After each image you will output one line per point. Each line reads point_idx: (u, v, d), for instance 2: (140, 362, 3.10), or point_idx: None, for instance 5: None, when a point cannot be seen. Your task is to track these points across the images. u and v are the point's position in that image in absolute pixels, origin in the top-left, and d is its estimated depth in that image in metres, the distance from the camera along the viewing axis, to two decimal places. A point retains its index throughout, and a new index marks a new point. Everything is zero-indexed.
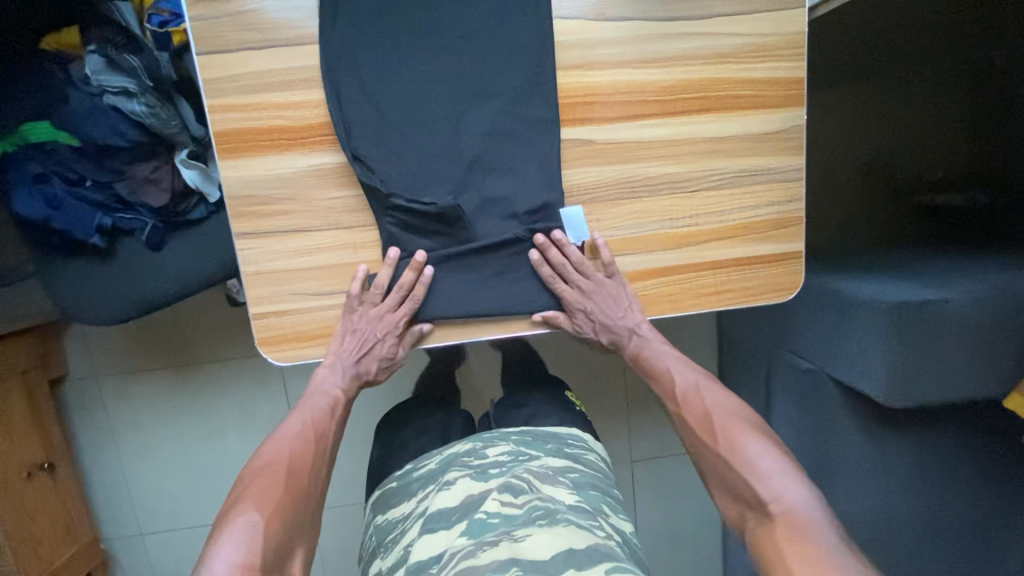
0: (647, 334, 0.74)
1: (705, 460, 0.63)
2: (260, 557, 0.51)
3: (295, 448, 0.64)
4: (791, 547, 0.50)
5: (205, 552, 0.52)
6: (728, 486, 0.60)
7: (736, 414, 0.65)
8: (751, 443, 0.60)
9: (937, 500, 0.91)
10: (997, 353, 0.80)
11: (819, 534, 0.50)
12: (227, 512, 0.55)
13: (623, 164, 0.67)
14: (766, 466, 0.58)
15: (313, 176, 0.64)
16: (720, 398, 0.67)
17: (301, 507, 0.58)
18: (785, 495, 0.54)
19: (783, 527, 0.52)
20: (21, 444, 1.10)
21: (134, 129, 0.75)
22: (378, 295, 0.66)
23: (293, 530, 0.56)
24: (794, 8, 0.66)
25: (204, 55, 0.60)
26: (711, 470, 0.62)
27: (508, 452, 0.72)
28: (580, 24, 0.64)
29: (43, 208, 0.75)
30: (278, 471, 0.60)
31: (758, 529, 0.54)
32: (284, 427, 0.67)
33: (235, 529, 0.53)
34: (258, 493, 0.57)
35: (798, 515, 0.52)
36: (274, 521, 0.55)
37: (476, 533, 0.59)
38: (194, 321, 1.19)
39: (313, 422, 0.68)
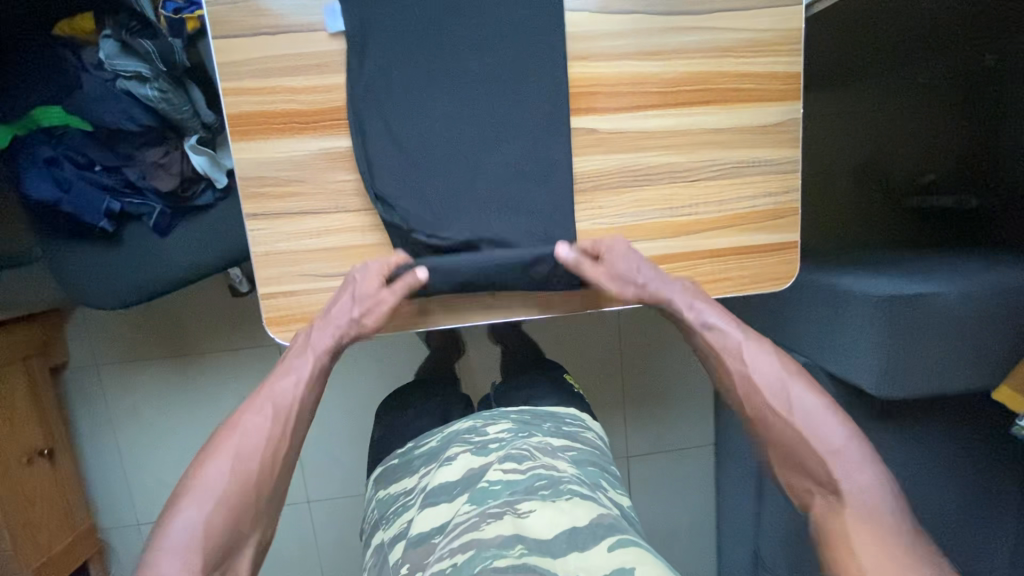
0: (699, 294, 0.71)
1: (772, 431, 0.61)
2: (201, 564, 0.50)
3: (263, 432, 0.59)
4: (865, 533, 0.50)
5: (148, 550, 0.51)
6: (796, 463, 0.58)
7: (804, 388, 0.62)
8: (827, 421, 0.59)
9: (927, 491, 0.93)
10: (986, 344, 0.82)
11: (890, 521, 0.51)
12: (176, 499, 0.54)
13: (625, 153, 0.69)
14: (838, 447, 0.56)
15: (323, 159, 0.65)
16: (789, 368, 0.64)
17: (254, 506, 0.56)
18: (861, 478, 0.54)
19: (858, 510, 0.52)
20: (22, 430, 1.10)
21: (145, 113, 0.77)
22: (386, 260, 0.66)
23: (240, 529, 0.54)
24: (791, 5, 0.69)
25: (218, 39, 0.62)
26: (779, 443, 0.60)
27: (508, 429, 0.73)
28: (585, 16, 0.66)
29: (53, 190, 0.77)
30: (233, 461, 0.56)
31: (828, 509, 0.54)
32: (257, 398, 0.62)
33: (176, 530, 0.51)
34: (210, 488, 0.54)
35: (873, 500, 0.53)
36: (219, 522, 0.53)
37: (479, 500, 0.60)
38: (196, 309, 1.20)
39: (281, 402, 0.62)
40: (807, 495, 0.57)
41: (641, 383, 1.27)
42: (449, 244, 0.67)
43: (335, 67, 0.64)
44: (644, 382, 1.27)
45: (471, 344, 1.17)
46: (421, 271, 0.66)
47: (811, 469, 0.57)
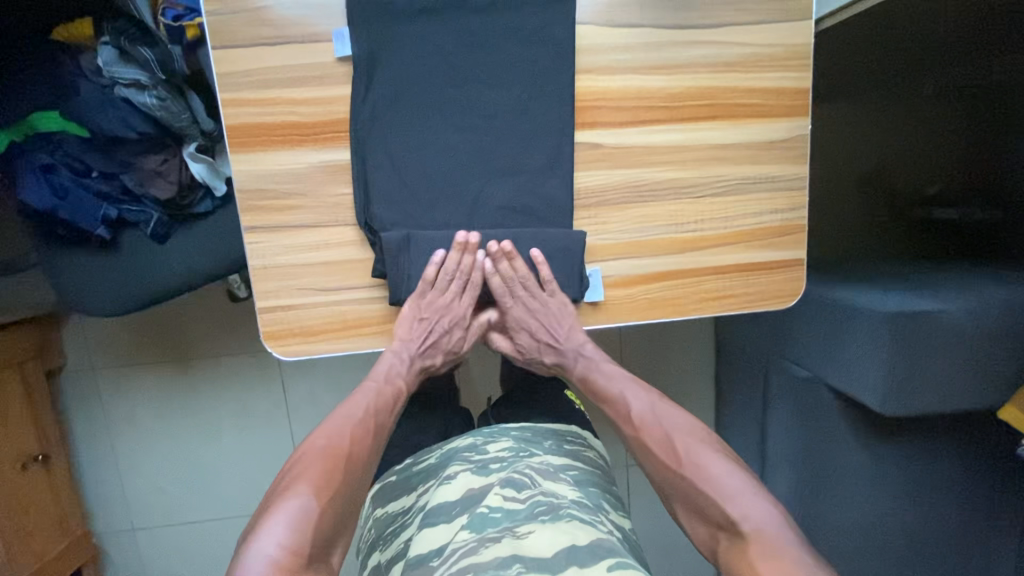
0: (598, 359, 0.79)
1: (668, 482, 0.64)
2: (309, 539, 0.52)
3: (355, 435, 0.64)
4: (767, 560, 0.52)
5: (256, 528, 0.52)
6: (697, 508, 0.60)
7: (695, 434, 0.66)
8: (714, 463, 0.62)
9: (931, 509, 0.92)
10: (993, 363, 0.81)
11: (788, 547, 0.53)
12: (284, 485, 0.57)
13: (630, 168, 0.68)
14: (731, 483, 0.59)
15: (324, 172, 0.64)
16: (675, 419, 0.69)
17: (353, 498, 0.59)
18: (754, 511, 0.56)
19: (758, 545, 0.53)
20: (17, 434, 1.09)
21: (144, 121, 0.76)
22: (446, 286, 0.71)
23: (340, 519, 0.56)
24: (801, 20, 0.67)
25: (218, 49, 0.61)
26: (679, 491, 0.62)
27: (509, 448, 0.71)
28: (590, 29, 0.65)
29: (51, 197, 0.76)
30: (338, 455, 0.61)
31: (732, 548, 0.55)
32: (348, 411, 0.67)
33: (287, 507, 0.54)
34: (318, 475, 0.57)
35: (769, 531, 0.54)
36: (327, 504, 0.55)
37: (478, 526, 0.59)
38: (193, 315, 1.19)
39: (376, 409, 0.69)
40: (714, 538, 0.58)
41: None
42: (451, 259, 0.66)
43: (336, 80, 0.63)
44: None
45: (471, 354, 1.16)
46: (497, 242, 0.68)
47: (709, 511, 0.59)
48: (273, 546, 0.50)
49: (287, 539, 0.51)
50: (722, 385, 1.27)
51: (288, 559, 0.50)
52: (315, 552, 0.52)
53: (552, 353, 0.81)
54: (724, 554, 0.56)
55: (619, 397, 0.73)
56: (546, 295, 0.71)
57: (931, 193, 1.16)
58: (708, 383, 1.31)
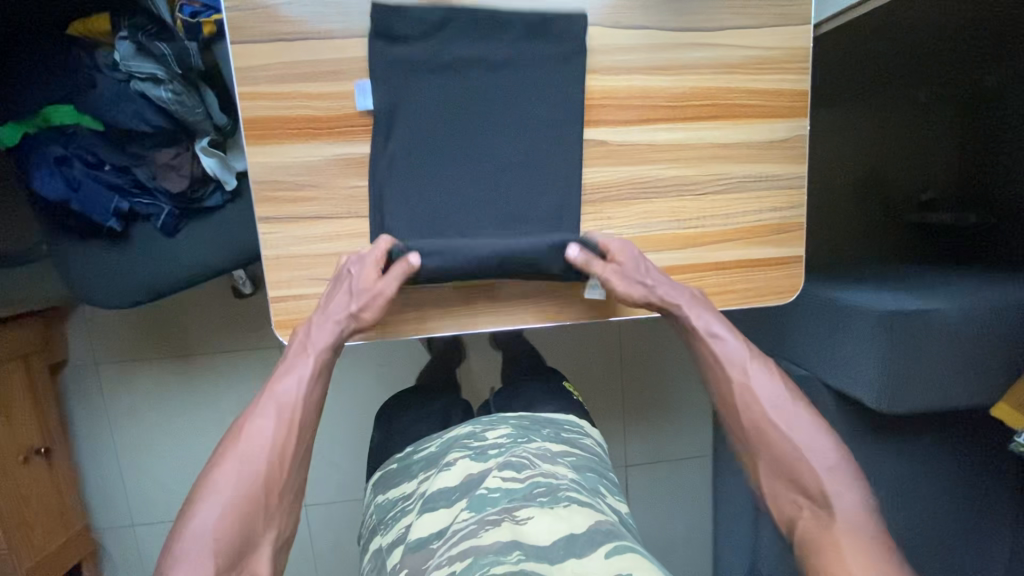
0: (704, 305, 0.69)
1: (766, 443, 0.62)
2: (214, 568, 0.51)
3: (266, 432, 0.59)
4: (860, 547, 0.52)
5: (164, 556, 0.52)
6: (789, 476, 0.59)
7: (797, 402, 0.63)
8: (817, 439, 0.60)
9: (925, 506, 0.94)
10: (985, 360, 0.83)
11: (880, 538, 0.53)
12: (191, 503, 0.55)
13: (634, 165, 0.70)
14: (831, 463, 0.58)
15: (337, 165, 0.66)
16: (779, 382, 0.65)
17: (265, 507, 0.56)
18: (853, 498, 0.56)
19: (851, 529, 0.53)
20: (19, 428, 1.09)
21: (157, 114, 0.77)
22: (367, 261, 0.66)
23: (253, 529, 0.55)
24: (800, 24, 0.70)
25: (236, 44, 0.62)
26: (773, 455, 0.61)
27: (508, 435, 0.73)
28: (597, 31, 0.67)
29: (64, 188, 0.77)
30: (241, 463, 0.57)
31: (819, 523, 0.55)
32: (263, 401, 0.62)
33: (190, 536, 0.52)
34: (220, 492, 0.55)
35: (864, 519, 0.54)
36: (229, 523, 0.53)
37: (478, 507, 0.60)
38: (197, 310, 1.20)
39: (288, 400, 0.62)
40: (796, 508, 0.58)
41: (641, 393, 1.28)
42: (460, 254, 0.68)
43: (350, 75, 0.64)
44: (645, 391, 1.28)
45: (474, 351, 1.17)
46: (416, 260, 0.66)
47: (804, 481, 0.58)
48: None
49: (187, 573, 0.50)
50: None
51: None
52: (227, 571, 0.52)
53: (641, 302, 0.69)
54: (805, 524, 0.56)
55: (730, 344, 0.68)
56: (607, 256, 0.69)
57: (924, 198, 1.19)
58: None
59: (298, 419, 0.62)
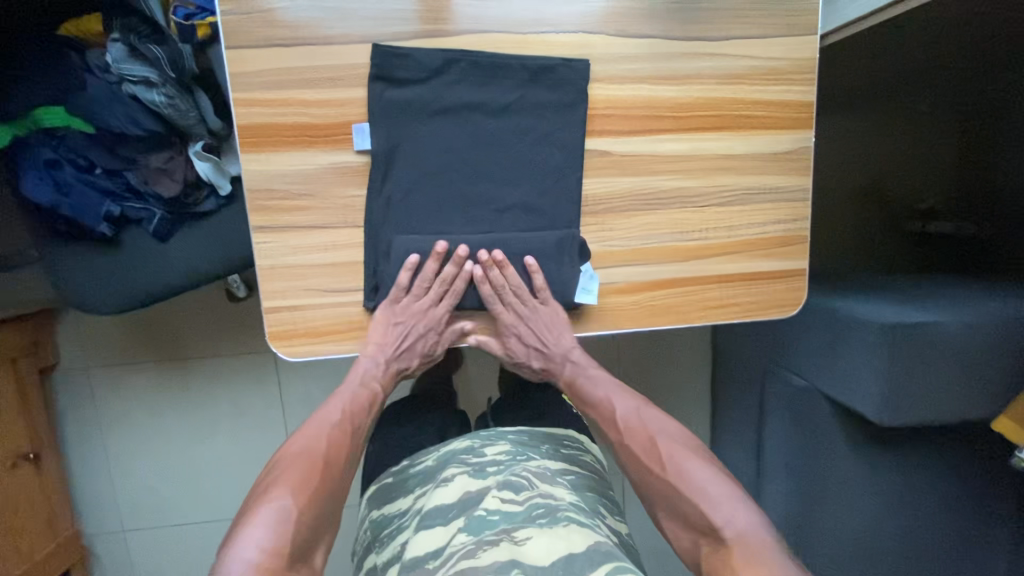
0: (586, 364, 0.79)
1: (651, 485, 0.64)
2: (291, 542, 0.53)
3: (332, 437, 0.65)
4: (745, 566, 0.52)
5: (235, 533, 0.53)
6: (679, 512, 0.61)
7: (680, 441, 0.67)
8: (697, 468, 0.63)
9: (925, 519, 0.93)
10: (988, 374, 0.82)
11: (767, 552, 0.53)
12: (263, 492, 0.57)
13: (637, 176, 0.69)
14: (713, 489, 0.60)
15: (334, 174, 0.65)
16: (664, 425, 0.70)
17: (331, 498, 0.60)
18: (735, 518, 0.57)
19: (736, 550, 0.54)
20: (8, 432, 1.07)
21: (150, 118, 0.76)
22: (420, 291, 0.70)
23: (322, 518, 0.57)
24: (807, 34, 0.69)
25: (231, 50, 0.61)
26: (662, 496, 0.63)
27: (507, 452, 0.72)
28: (601, 39, 0.65)
29: (52, 193, 0.75)
30: (315, 460, 0.61)
31: (712, 554, 0.56)
32: (323, 416, 0.68)
33: (267, 512, 0.54)
34: (296, 480, 0.58)
35: (749, 536, 0.55)
36: (306, 507, 0.56)
37: (476, 530, 0.59)
38: (189, 314, 1.18)
39: (350, 412, 0.70)
40: (694, 544, 0.59)
41: None
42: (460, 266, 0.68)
43: (348, 82, 0.63)
44: None
45: (471, 358, 1.16)
46: (460, 247, 0.67)
47: (692, 517, 0.59)
48: (250, 551, 0.50)
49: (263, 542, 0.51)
50: (719, 392, 1.28)
51: (275, 559, 0.50)
52: (298, 554, 0.53)
53: (540, 357, 0.80)
54: (704, 558, 0.57)
55: (605, 403, 0.75)
56: (535, 300, 0.72)
57: (925, 207, 1.19)
58: (703, 389, 1.31)
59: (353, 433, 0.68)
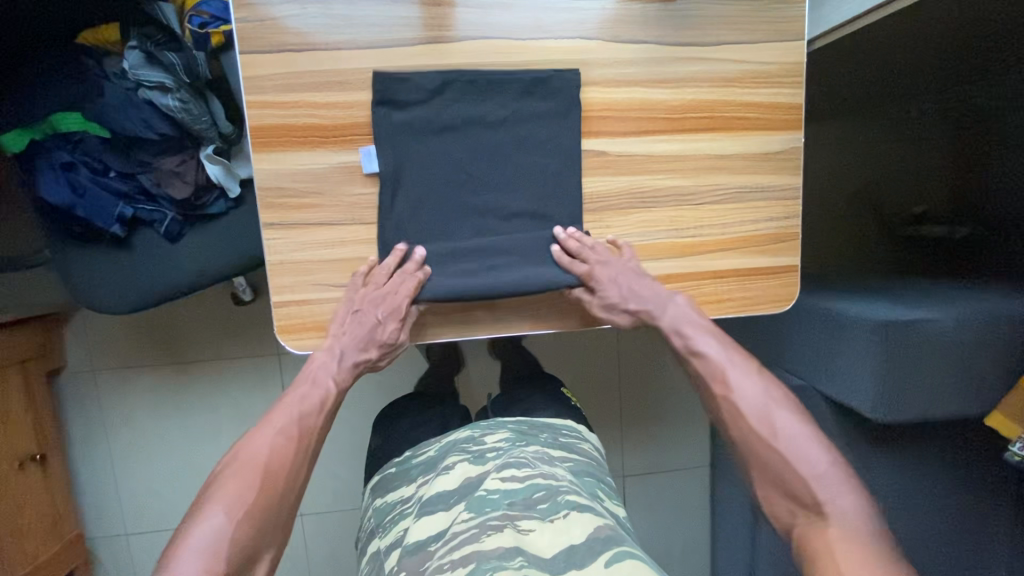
0: (689, 315, 0.71)
1: (751, 448, 0.61)
2: (224, 565, 0.52)
3: (278, 444, 0.61)
4: (851, 549, 0.51)
5: (172, 545, 0.53)
6: (777, 478, 0.58)
7: (787, 407, 0.63)
8: (804, 439, 0.59)
9: (924, 517, 0.94)
10: (980, 370, 0.84)
11: (872, 537, 0.52)
12: (198, 508, 0.55)
13: (633, 175, 0.72)
14: (821, 464, 0.57)
15: (342, 172, 0.67)
16: (766, 387, 0.65)
17: (273, 514, 0.57)
18: (841, 497, 0.54)
19: (841, 533, 0.52)
20: (17, 434, 1.09)
21: (164, 123, 0.79)
22: (382, 277, 0.68)
23: (263, 533, 0.56)
24: (794, 40, 0.72)
25: (244, 55, 0.64)
26: (760, 459, 0.60)
27: (506, 439, 0.73)
28: (596, 44, 0.68)
29: (68, 193, 0.78)
30: (254, 472, 0.58)
31: (811, 527, 0.54)
32: (272, 418, 0.64)
33: (200, 531, 0.53)
34: (232, 496, 0.56)
35: (856, 516, 0.53)
36: (240, 528, 0.54)
37: (477, 509, 0.61)
38: (195, 316, 1.20)
39: (299, 417, 0.64)
40: (787, 511, 0.57)
41: (639, 402, 1.28)
42: (462, 261, 0.70)
43: (355, 85, 0.66)
44: (643, 401, 1.28)
45: (472, 359, 1.18)
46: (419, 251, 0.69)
47: (793, 486, 0.57)
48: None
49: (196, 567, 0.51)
50: None
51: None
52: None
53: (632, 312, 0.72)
54: (796, 527, 0.55)
55: (709, 351, 0.69)
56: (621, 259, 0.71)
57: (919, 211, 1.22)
58: None
59: (309, 432, 0.64)
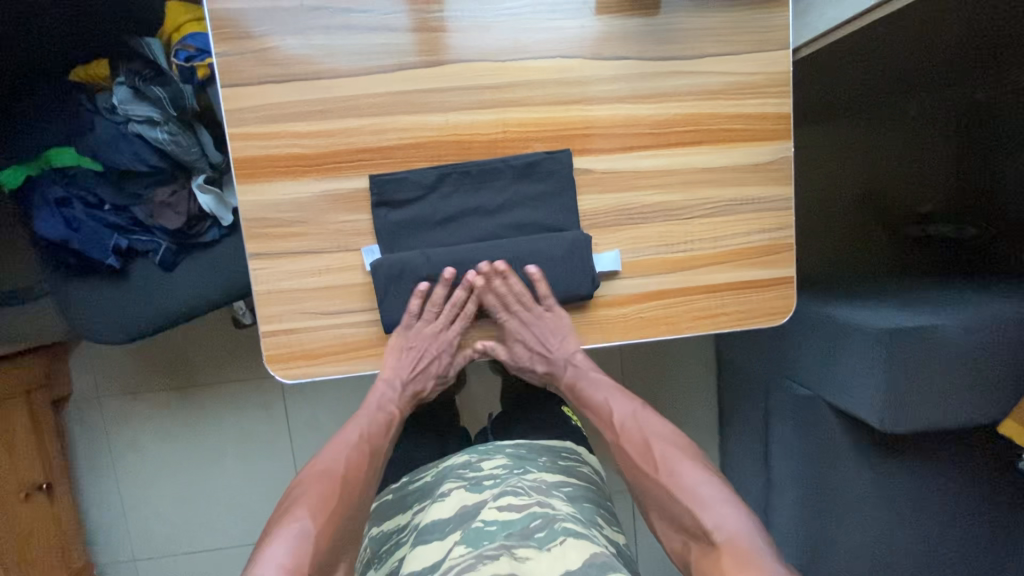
0: (587, 367, 0.79)
1: (647, 490, 0.65)
2: (312, 554, 0.55)
3: (352, 456, 0.68)
4: (731, 569, 0.52)
5: (257, 554, 0.56)
6: (671, 514, 0.62)
7: (674, 444, 0.68)
8: (688, 471, 0.64)
9: (939, 531, 0.91)
10: (992, 377, 0.81)
11: (754, 557, 0.53)
12: (282, 518, 0.59)
13: (620, 192, 0.71)
14: (704, 491, 0.61)
15: (327, 201, 0.67)
16: (657, 428, 0.71)
17: (351, 512, 0.62)
18: (725, 521, 0.57)
19: (724, 553, 0.54)
20: (22, 463, 1.10)
21: (155, 155, 0.79)
22: (432, 315, 0.73)
23: (340, 533, 0.59)
24: (780, 50, 0.71)
25: (226, 88, 0.64)
26: (656, 501, 0.64)
27: (503, 465, 0.72)
28: (579, 62, 0.68)
29: (64, 228, 0.79)
30: (334, 477, 0.64)
31: (703, 556, 0.56)
32: (340, 439, 0.70)
33: (288, 530, 0.57)
34: (311, 498, 0.61)
35: (737, 538, 0.55)
36: (324, 526, 0.58)
37: (474, 542, 0.59)
38: (194, 341, 1.21)
39: (367, 434, 0.72)
40: (684, 546, 0.60)
41: None
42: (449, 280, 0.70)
43: (336, 114, 0.66)
44: None
45: (472, 377, 1.17)
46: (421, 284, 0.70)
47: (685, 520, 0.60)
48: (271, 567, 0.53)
49: (288, 556, 0.54)
50: (724, 403, 1.27)
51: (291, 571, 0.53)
52: (323, 563, 0.55)
53: (542, 362, 0.81)
54: (693, 561, 0.58)
55: (604, 405, 0.76)
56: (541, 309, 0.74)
57: (924, 211, 1.20)
58: (709, 402, 1.31)
59: (371, 450, 0.70)
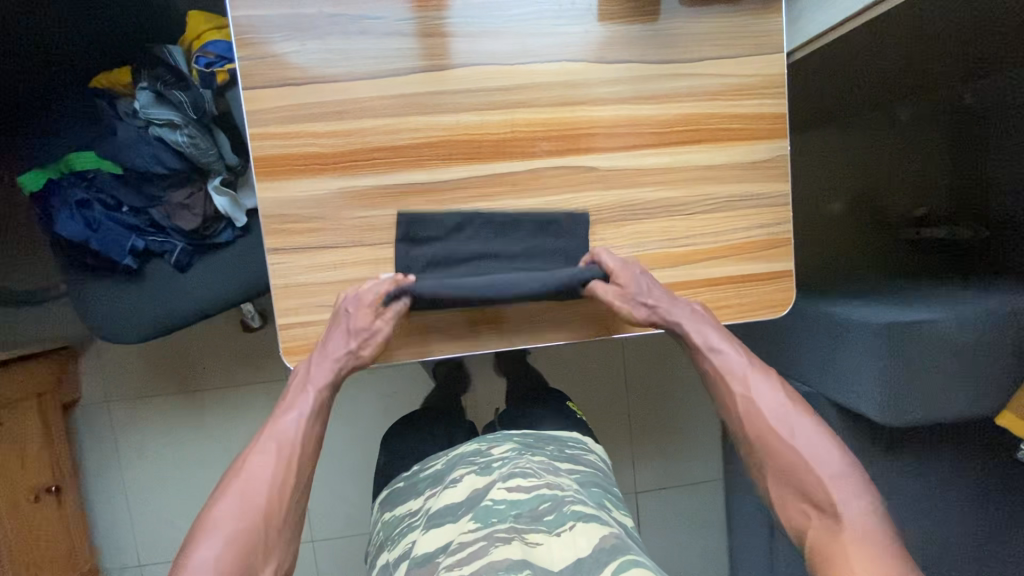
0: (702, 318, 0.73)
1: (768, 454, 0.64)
2: None
3: (260, 463, 0.63)
4: (865, 553, 0.53)
5: None
6: (791, 484, 0.62)
7: (798, 411, 0.66)
8: (816, 444, 0.62)
9: (940, 524, 0.92)
10: (988, 368, 0.83)
11: (886, 543, 0.54)
12: (189, 542, 0.58)
13: (623, 188, 0.74)
14: (834, 468, 0.60)
15: (343, 197, 0.70)
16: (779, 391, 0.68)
17: (261, 533, 0.59)
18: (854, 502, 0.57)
19: (852, 533, 0.55)
20: (34, 464, 1.11)
21: (174, 158, 0.82)
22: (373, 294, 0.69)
23: (254, 558, 0.57)
24: (774, 54, 0.74)
25: (248, 91, 0.67)
26: (776, 466, 0.63)
27: (512, 449, 0.74)
28: (583, 65, 0.71)
29: (83, 229, 0.81)
30: (241, 497, 0.61)
31: (825, 531, 0.57)
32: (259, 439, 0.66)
33: (191, 568, 0.55)
34: (215, 527, 0.58)
35: (868, 522, 0.56)
36: (226, 553, 0.56)
37: (483, 518, 0.61)
38: (203, 343, 1.22)
39: (280, 430, 0.66)
40: (800, 514, 0.60)
41: (647, 414, 1.28)
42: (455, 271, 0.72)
43: (352, 114, 0.69)
44: (653, 412, 1.28)
45: (478, 376, 1.19)
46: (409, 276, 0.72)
47: (808, 492, 0.60)
48: None
49: None
50: None
51: None
52: None
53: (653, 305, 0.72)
54: (811, 531, 0.58)
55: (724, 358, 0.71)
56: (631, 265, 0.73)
57: (920, 214, 1.23)
58: None
59: (290, 447, 0.66)
